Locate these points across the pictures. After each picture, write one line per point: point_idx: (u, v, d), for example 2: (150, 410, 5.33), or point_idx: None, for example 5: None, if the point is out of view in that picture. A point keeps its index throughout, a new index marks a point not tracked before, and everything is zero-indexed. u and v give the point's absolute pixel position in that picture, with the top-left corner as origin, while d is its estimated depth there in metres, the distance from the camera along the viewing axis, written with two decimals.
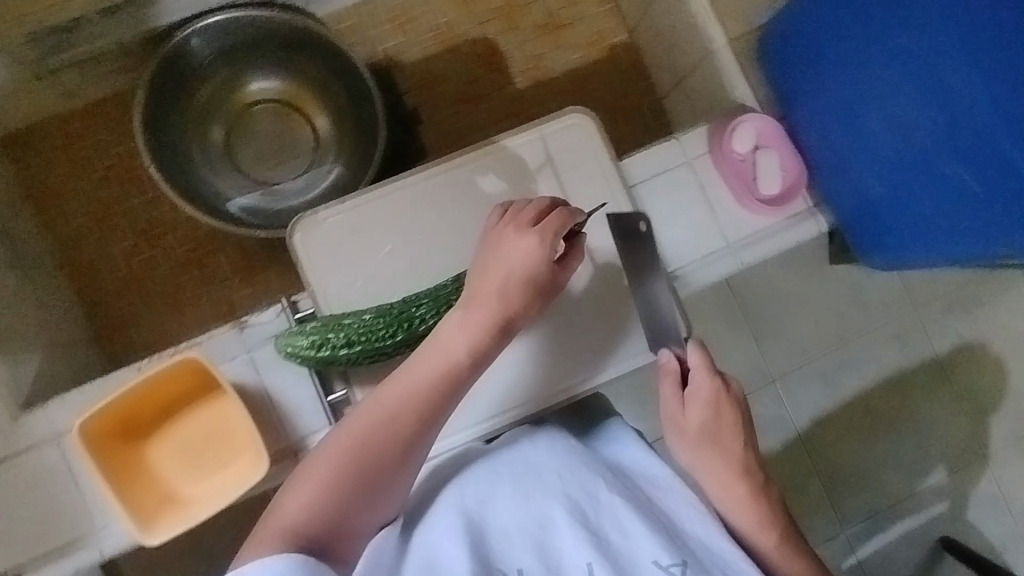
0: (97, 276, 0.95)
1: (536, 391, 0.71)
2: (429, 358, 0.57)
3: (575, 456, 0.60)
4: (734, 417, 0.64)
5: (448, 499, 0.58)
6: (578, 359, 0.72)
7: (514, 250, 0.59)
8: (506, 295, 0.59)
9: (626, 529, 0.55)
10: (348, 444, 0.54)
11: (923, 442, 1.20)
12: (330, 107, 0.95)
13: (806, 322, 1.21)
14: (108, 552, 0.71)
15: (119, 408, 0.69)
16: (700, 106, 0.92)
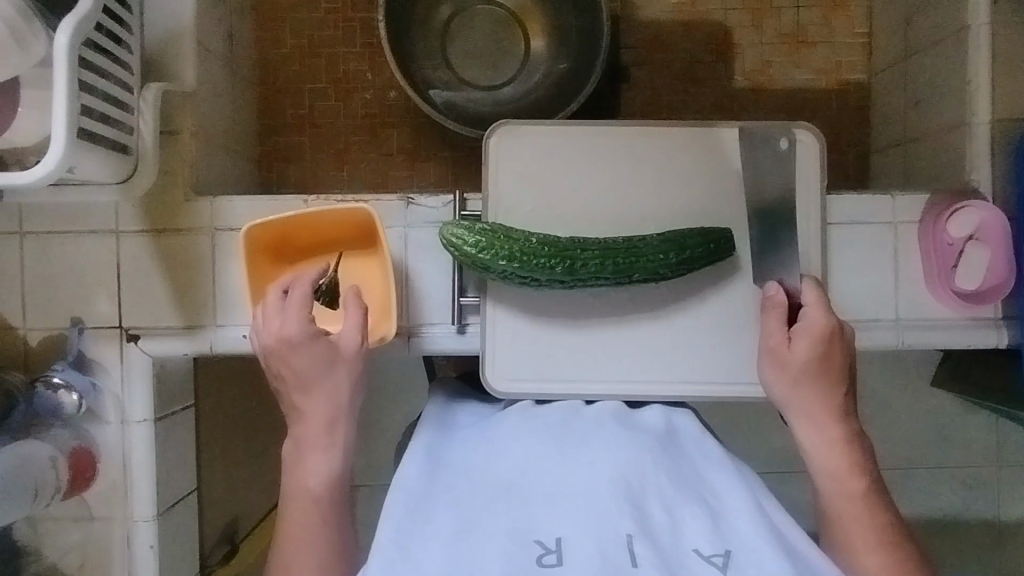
0: (281, 104, 0.99)
1: (647, 373, 0.74)
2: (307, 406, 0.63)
3: (625, 435, 0.62)
4: (841, 357, 0.64)
5: (485, 461, 0.61)
6: (703, 363, 0.74)
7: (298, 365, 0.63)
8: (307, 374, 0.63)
9: (669, 507, 0.55)
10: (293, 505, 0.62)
11: None
12: (553, 34, 0.95)
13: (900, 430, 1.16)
14: (218, 349, 0.75)
15: (282, 228, 0.71)
16: (917, 175, 0.87)
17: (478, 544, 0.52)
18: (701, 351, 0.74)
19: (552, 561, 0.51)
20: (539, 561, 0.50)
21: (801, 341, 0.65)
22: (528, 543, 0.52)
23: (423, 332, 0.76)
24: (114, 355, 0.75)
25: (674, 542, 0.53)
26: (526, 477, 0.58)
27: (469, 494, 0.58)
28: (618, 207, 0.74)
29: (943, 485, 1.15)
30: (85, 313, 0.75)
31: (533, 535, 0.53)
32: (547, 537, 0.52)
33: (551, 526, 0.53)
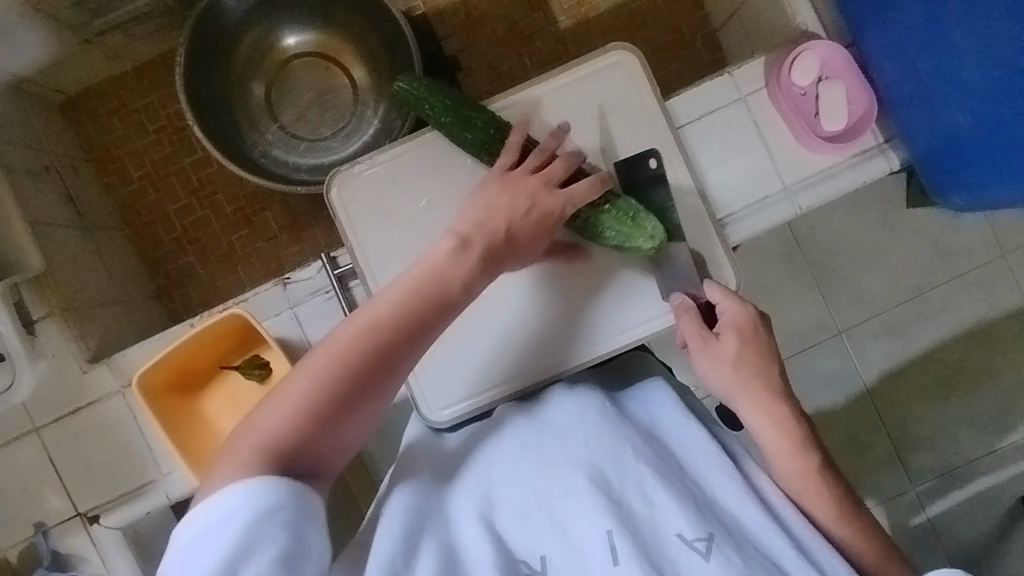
0: (153, 235, 0.99)
1: (565, 338, 0.69)
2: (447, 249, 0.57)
3: (603, 420, 0.56)
4: (767, 343, 0.61)
5: (472, 479, 0.56)
6: (609, 309, 0.69)
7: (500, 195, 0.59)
8: (510, 232, 0.59)
9: (650, 498, 0.51)
10: (408, 291, 0.54)
11: (1007, 398, 1.14)
12: (366, 58, 0.93)
13: (876, 275, 1.15)
14: (173, 495, 0.76)
15: (173, 361, 0.71)
16: (760, 38, 0.84)
17: None
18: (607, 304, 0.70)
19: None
20: None
21: (728, 336, 0.60)
22: (515, 563, 0.51)
23: None
24: (84, 540, 0.76)
25: (652, 531, 0.50)
26: (513, 490, 0.54)
27: (461, 516, 0.54)
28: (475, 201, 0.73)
29: (942, 307, 1.14)
30: (43, 514, 0.76)
31: (517, 552, 0.52)
32: (532, 555, 0.51)
33: (533, 542, 0.52)
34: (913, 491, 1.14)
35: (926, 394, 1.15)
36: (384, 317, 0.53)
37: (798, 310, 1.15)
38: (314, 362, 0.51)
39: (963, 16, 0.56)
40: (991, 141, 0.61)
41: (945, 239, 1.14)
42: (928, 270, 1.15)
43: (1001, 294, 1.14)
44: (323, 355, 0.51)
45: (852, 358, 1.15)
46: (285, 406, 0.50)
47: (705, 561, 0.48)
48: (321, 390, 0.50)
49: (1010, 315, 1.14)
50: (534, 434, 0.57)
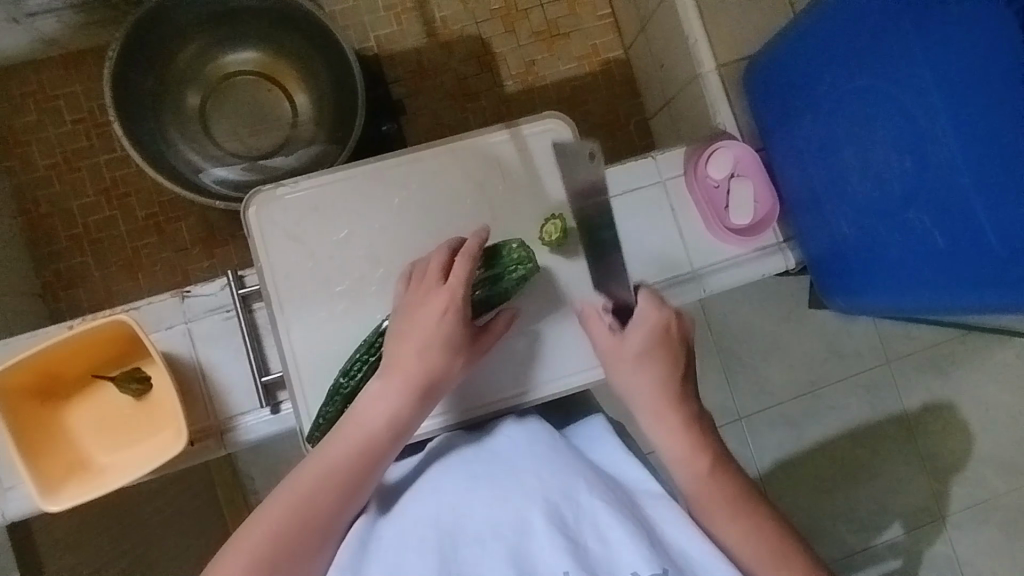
0: (51, 229, 0.93)
1: (490, 388, 0.70)
2: (379, 388, 0.60)
3: (557, 459, 0.56)
4: (673, 353, 0.63)
5: (415, 512, 0.54)
6: (536, 364, 0.71)
7: (420, 310, 0.62)
8: (424, 355, 0.61)
9: (605, 537, 0.50)
10: (336, 446, 0.57)
11: (882, 497, 1.21)
12: (310, 86, 0.94)
13: (775, 366, 1.23)
14: (9, 515, 0.68)
15: (41, 364, 0.66)
16: (685, 131, 0.91)
17: None
18: (522, 355, 0.71)
19: None
20: None
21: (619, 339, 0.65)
22: None
23: (236, 424, 0.71)
24: None
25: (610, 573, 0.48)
26: (463, 514, 0.53)
27: (402, 552, 0.51)
28: (397, 241, 0.73)
29: (829, 402, 1.22)
30: None
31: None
32: None
33: (482, 569, 0.49)
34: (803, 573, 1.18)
35: (812, 486, 1.20)
36: (319, 474, 0.55)
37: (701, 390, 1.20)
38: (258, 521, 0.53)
39: (856, 136, 0.63)
40: (871, 249, 0.67)
41: (837, 342, 1.24)
42: (821, 367, 1.23)
43: (883, 398, 1.23)
44: (259, 523, 0.53)
45: (747, 443, 1.20)
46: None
47: None
48: (258, 556, 0.52)
49: (888, 419, 1.22)
50: (490, 464, 0.57)
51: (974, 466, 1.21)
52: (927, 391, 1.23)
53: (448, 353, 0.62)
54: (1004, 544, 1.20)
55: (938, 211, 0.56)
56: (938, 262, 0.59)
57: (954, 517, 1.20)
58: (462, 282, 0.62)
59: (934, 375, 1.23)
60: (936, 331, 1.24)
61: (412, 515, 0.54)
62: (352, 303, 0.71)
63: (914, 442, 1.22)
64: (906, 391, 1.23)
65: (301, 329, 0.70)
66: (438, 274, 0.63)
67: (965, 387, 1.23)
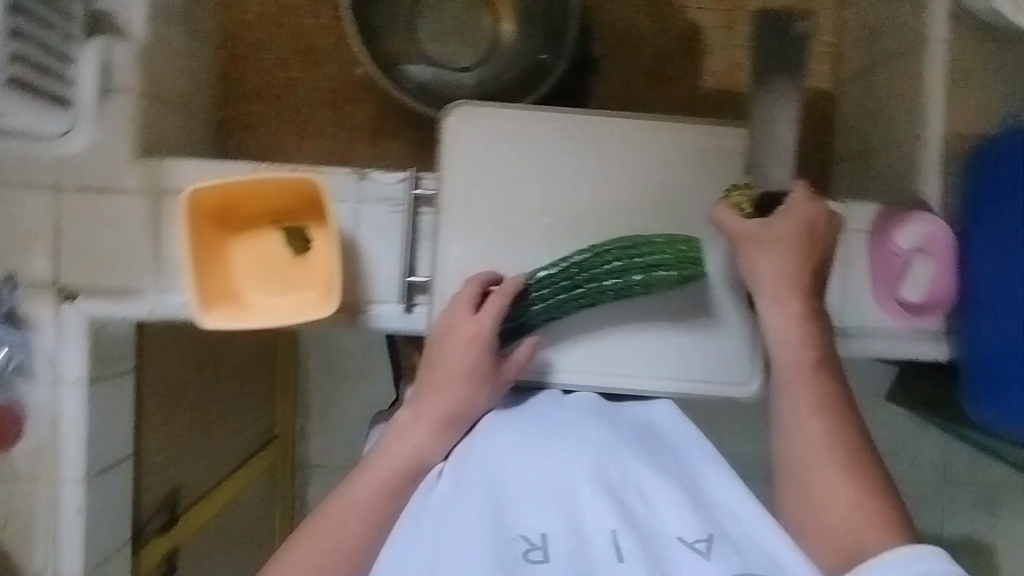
0: (242, 71, 0.97)
1: (638, 368, 0.73)
2: (407, 418, 0.65)
3: (602, 429, 0.61)
4: (818, 242, 0.66)
5: (469, 464, 0.60)
6: (691, 363, 0.73)
7: (451, 349, 0.67)
8: (450, 390, 0.66)
9: (649, 500, 0.57)
10: (375, 469, 0.63)
11: None
12: (522, 17, 0.94)
13: None
14: (155, 314, 0.74)
15: (227, 193, 0.70)
16: (871, 188, 0.88)
17: (469, 544, 0.54)
18: (642, 346, 0.73)
19: (540, 556, 0.53)
20: (525, 557, 0.53)
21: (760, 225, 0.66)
22: (514, 539, 0.54)
23: (369, 310, 0.75)
24: (48, 313, 0.73)
25: (654, 535, 0.55)
26: (512, 474, 0.58)
27: (462, 499, 0.58)
28: (574, 197, 0.74)
29: None
30: (23, 270, 0.73)
31: (518, 530, 0.55)
32: (532, 532, 0.55)
33: (535, 516, 0.55)
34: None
35: None
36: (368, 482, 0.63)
37: None
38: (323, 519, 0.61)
39: None
40: None
41: (914, 446, 1.20)
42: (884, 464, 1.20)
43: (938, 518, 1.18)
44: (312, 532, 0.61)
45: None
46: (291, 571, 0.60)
47: (706, 559, 0.53)
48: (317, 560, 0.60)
49: (936, 538, 1.18)
50: (541, 419, 0.62)
51: None
52: None
53: (475, 387, 0.66)
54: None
55: None
56: None
57: None
58: (492, 318, 0.67)
59: None
60: None
61: (468, 462, 0.60)
62: (512, 239, 0.73)
63: None
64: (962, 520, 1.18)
65: (459, 245, 0.73)
66: (472, 309, 0.68)
67: None
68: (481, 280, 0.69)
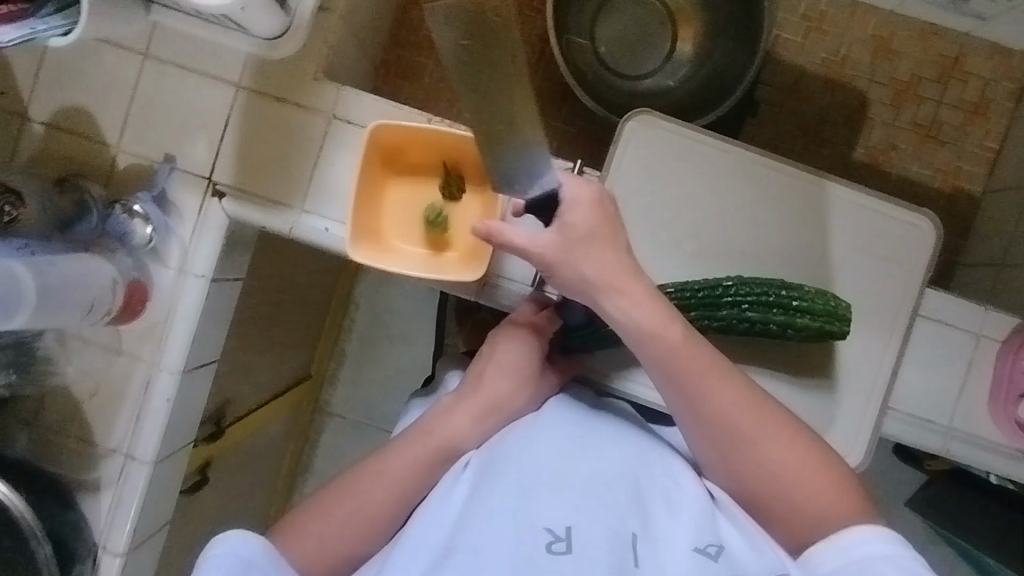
0: (416, 21, 0.98)
1: None
2: (451, 402, 0.67)
3: (627, 440, 0.63)
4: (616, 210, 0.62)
5: (495, 462, 0.60)
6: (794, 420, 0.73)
7: (504, 344, 0.69)
8: (496, 381, 0.67)
9: (667, 511, 0.57)
10: (412, 443, 0.65)
11: None
12: (702, 41, 0.93)
13: None
14: (295, 233, 0.75)
15: (403, 137, 0.71)
16: (1001, 300, 0.88)
17: (492, 527, 0.53)
18: None
19: (562, 549, 0.51)
20: (549, 548, 0.51)
21: (553, 235, 0.61)
22: (538, 529, 0.52)
23: (499, 283, 0.75)
24: (194, 202, 0.74)
25: (669, 540, 0.54)
26: (537, 472, 0.58)
27: (487, 491, 0.57)
28: (729, 231, 0.74)
29: None
30: (183, 154, 0.74)
31: (543, 521, 0.53)
32: (557, 525, 0.53)
33: (558, 504, 0.54)
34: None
35: None
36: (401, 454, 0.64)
37: None
38: (353, 486, 0.64)
39: None
40: None
41: (941, 559, 1.19)
42: None
43: None
44: (346, 490, 0.63)
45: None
46: (323, 521, 0.62)
47: (716, 563, 0.53)
48: (353, 516, 0.62)
49: None
50: (574, 429, 0.63)
51: None
52: None
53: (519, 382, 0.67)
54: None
55: None
56: None
57: None
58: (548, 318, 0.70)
59: None
60: None
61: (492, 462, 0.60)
62: (659, 254, 0.73)
63: None
64: None
65: None
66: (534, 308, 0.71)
67: None
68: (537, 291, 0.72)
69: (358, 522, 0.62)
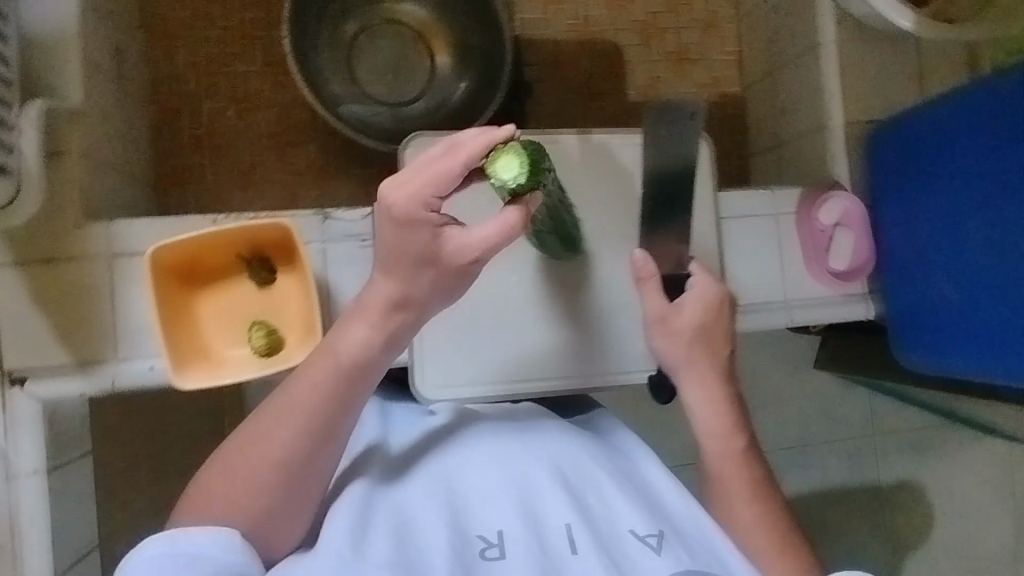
0: (175, 124, 0.94)
1: (611, 365, 0.77)
2: (358, 322, 0.57)
3: (567, 440, 0.63)
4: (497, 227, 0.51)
5: (434, 477, 0.59)
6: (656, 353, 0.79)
7: (408, 237, 0.52)
8: (404, 270, 0.53)
9: (608, 502, 0.59)
10: (318, 388, 0.57)
11: (847, 557, 1.29)
12: (456, 48, 0.97)
13: (779, 415, 1.30)
14: (120, 385, 0.70)
15: (190, 248, 0.68)
16: (789, 175, 0.98)
17: (424, 553, 0.53)
18: (615, 342, 0.78)
19: (495, 555, 0.53)
20: (481, 556, 0.53)
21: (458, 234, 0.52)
22: (469, 538, 0.54)
23: None
24: None
25: (610, 528, 0.56)
26: (471, 479, 0.58)
27: (421, 507, 0.57)
28: None
29: (826, 457, 1.31)
30: None
31: (475, 529, 0.55)
32: (489, 531, 0.55)
33: (491, 512, 0.56)
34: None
35: None
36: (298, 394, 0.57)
37: None
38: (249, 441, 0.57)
39: (985, 212, 0.69)
40: (966, 315, 0.73)
41: (842, 404, 1.33)
42: (813, 426, 1.31)
43: (868, 466, 1.31)
44: (247, 448, 0.56)
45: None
46: (228, 482, 0.56)
47: (658, 553, 0.54)
48: (258, 479, 0.56)
49: (870, 485, 1.31)
50: (515, 433, 0.63)
51: (931, 546, 1.31)
52: (906, 469, 1.32)
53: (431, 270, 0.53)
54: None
55: None
56: None
57: None
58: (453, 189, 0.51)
59: (917, 455, 1.32)
60: (928, 415, 1.33)
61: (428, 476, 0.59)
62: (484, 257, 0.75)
63: (887, 511, 1.30)
64: (889, 464, 1.32)
65: None
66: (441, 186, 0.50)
67: (942, 474, 1.32)
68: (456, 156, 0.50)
69: (262, 483, 0.56)
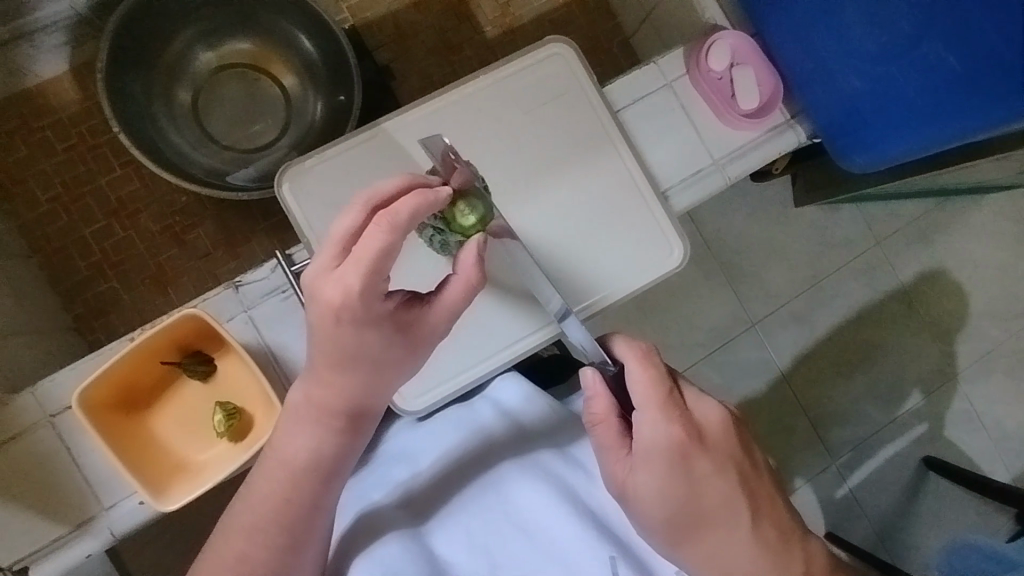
0: (68, 262, 0.91)
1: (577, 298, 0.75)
2: (298, 406, 0.57)
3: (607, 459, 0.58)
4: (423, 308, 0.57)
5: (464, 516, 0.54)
6: (613, 271, 0.77)
7: (342, 333, 0.53)
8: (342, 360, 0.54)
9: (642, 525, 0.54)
10: (279, 481, 0.55)
11: (899, 370, 1.27)
12: (297, 67, 0.94)
13: (779, 269, 1.26)
14: (119, 531, 0.69)
15: (117, 377, 0.66)
16: (670, 36, 0.94)
17: None
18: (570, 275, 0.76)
19: None
20: None
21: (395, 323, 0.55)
22: None
23: None
24: None
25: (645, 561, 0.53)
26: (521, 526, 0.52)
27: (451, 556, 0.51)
28: None
29: (843, 286, 1.27)
30: None
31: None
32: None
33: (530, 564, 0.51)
34: (832, 467, 1.24)
35: (834, 373, 1.26)
36: (263, 497, 0.54)
37: (717, 304, 1.23)
38: (218, 555, 0.53)
39: None
40: (886, 98, 0.69)
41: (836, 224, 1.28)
42: (819, 259, 1.27)
43: (883, 276, 1.28)
44: (228, 543, 0.54)
45: (766, 347, 1.24)
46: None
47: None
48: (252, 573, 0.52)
49: (892, 293, 1.28)
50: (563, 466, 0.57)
51: (973, 322, 1.29)
52: (920, 261, 1.29)
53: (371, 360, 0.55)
54: (1011, 388, 1.28)
55: (955, 40, 0.58)
56: (957, 85, 0.61)
57: (965, 373, 1.28)
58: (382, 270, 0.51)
59: (924, 244, 1.29)
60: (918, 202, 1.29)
61: (461, 518, 0.54)
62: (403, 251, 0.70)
63: (917, 310, 1.28)
64: (902, 265, 1.28)
65: None
66: (375, 276, 0.51)
67: (953, 250, 1.29)
68: (388, 218, 0.50)
69: None
